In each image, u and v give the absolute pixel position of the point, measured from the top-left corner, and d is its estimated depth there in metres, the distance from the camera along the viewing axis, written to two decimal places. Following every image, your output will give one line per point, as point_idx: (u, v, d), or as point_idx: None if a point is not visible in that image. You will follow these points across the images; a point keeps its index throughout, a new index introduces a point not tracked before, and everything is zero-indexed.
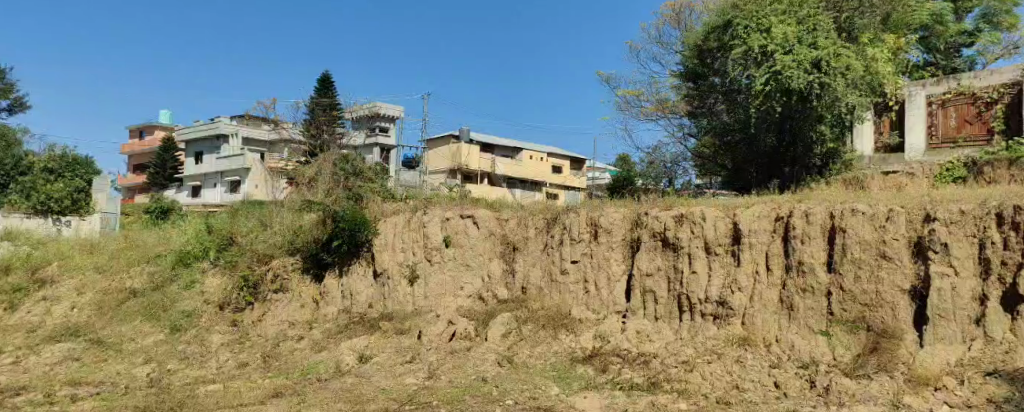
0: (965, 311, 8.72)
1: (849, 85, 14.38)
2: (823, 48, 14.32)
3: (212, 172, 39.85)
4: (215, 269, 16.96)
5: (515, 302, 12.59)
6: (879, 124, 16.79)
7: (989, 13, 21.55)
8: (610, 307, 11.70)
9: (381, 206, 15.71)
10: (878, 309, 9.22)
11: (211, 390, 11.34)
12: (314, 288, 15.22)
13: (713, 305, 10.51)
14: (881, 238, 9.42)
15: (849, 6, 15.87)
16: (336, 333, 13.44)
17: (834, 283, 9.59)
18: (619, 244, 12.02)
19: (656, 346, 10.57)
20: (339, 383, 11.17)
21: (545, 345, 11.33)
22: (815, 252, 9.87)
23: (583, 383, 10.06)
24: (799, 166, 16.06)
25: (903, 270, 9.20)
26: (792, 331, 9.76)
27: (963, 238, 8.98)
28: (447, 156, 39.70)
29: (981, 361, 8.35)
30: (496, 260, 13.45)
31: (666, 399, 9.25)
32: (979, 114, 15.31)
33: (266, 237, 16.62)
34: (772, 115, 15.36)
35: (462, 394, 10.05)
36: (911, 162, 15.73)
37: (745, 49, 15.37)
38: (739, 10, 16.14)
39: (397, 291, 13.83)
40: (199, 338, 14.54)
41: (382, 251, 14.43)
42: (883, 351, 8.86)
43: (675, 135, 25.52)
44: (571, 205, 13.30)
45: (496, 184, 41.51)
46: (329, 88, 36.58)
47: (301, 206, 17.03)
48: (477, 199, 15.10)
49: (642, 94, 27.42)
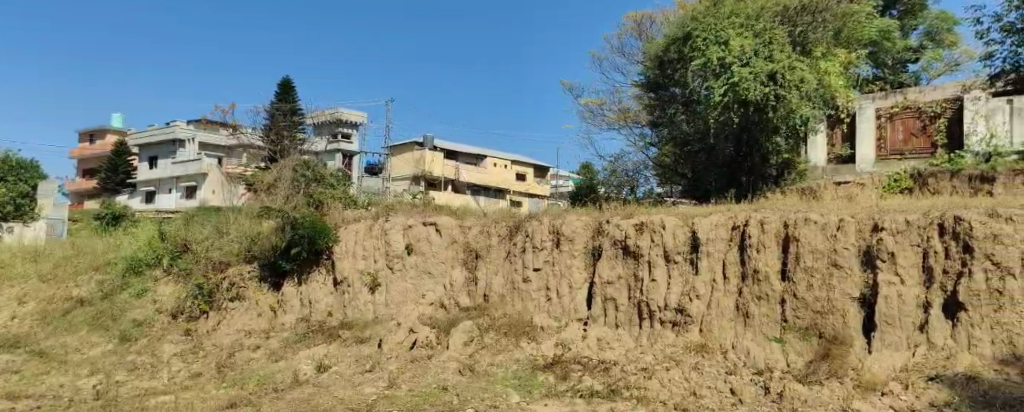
0: (910, 318, 8.97)
1: (803, 97, 14.79)
2: (778, 61, 14.77)
3: (167, 177, 39.03)
4: (168, 277, 16.68)
5: (476, 310, 12.59)
6: (832, 136, 17.05)
7: (932, 31, 22.38)
8: (571, 314, 11.79)
9: (342, 213, 15.63)
10: (828, 315, 9.46)
11: (162, 401, 11.13)
12: (271, 296, 14.94)
13: (672, 312, 10.70)
14: (833, 247, 9.71)
15: (802, 22, 16.33)
16: (295, 342, 13.30)
17: (788, 291, 9.87)
18: (580, 252, 12.16)
19: (616, 353, 10.71)
20: (297, 393, 11.05)
21: (506, 353, 11.37)
22: (769, 260, 10.16)
23: (543, 391, 10.13)
24: (756, 175, 16.49)
25: (852, 278, 9.50)
26: (747, 337, 9.98)
27: (908, 248, 9.26)
28: (411, 162, 39.35)
29: (924, 366, 8.58)
30: (458, 267, 13.41)
31: (624, 406, 9.38)
32: (924, 127, 15.84)
33: (222, 244, 16.39)
34: (730, 125, 15.58)
35: (423, 402, 10.05)
36: (860, 173, 16.10)
37: (703, 62, 15.71)
38: (698, 23, 16.57)
39: (358, 299, 13.79)
40: (150, 348, 14.22)
41: (343, 258, 14.36)
42: (834, 357, 9.09)
43: (637, 144, 25.84)
44: (534, 213, 13.42)
45: (460, 191, 41.39)
46: (290, 93, 36.11)
47: (259, 212, 16.84)
48: (439, 206, 15.11)
49: (604, 103, 27.68)
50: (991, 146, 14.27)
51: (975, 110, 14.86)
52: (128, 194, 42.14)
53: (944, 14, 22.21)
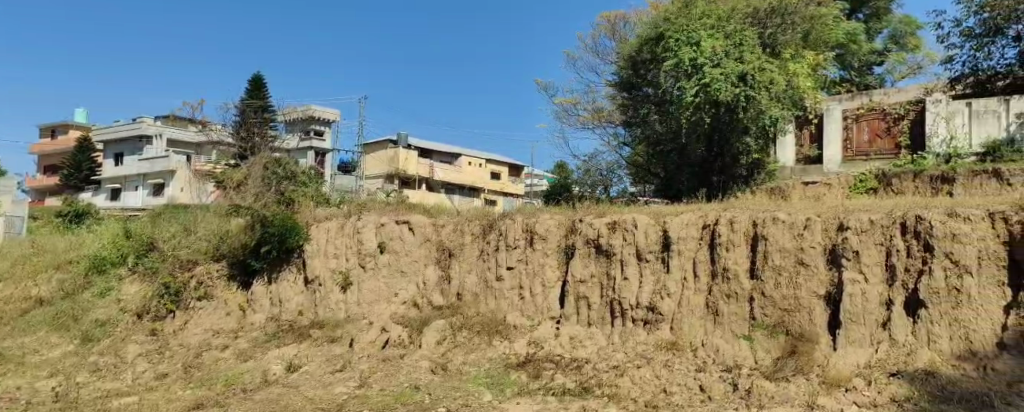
0: (873, 315, 9.15)
1: (772, 98, 15.16)
2: (748, 62, 15.03)
3: (134, 174, 38.40)
4: (133, 276, 16.38)
5: (449, 308, 12.57)
6: (801, 136, 17.20)
7: (896, 35, 22.93)
8: (544, 313, 11.84)
9: (313, 211, 15.52)
10: (796, 313, 9.66)
11: (125, 403, 10.95)
12: (240, 296, 14.80)
13: (643, 311, 10.80)
14: (799, 246, 9.91)
15: (771, 24, 16.54)
16: (264, 342, 13.18)
17: (756, 289, 10.04)
18: (553, 251, 12.22)
19: (589, 351, 10.78)
20: (265, 393, 10.97)
21: (479, 352, 11.38)
22: (738, 259, 10.32)
23: (515, 390, 10.15)
24: (726, 175, 16.77)
25: (818, 276, 9.70)
26: (716, 335, 10.12)
27: (872, 246, 9.44)
28: (385, 160, 39.15)
29: (887, 362, 8.74)
30: (432, 266, 13.39)
31: (596, 403, 9.45)
32: (889, 128, 16.05)
33: (190, 242, 16.19)
34: (701, 126, 15.74)
35: (394, 402, 10.03)
36: (828, 174, 16.23)
37: (675, 62, 15.85)
38: (670, 23, 16.72)
39: (329, 298, 13.70)
40: (114, 348, 13.99)
41: (314, 257, 14.27)
42: (801, 354, 9.26)
43: (610, 144, 25.99)
44: (507, 212, 13.45)
45: (434, 190, 41.28)
46: (262, 90, 35.70)
47: (228, 211, 16.66)
48: (412, 205, 15.06)
49: (578, 102, 27.81)
50: (951, 147, 14.76)
51: (937, 112, 15.14)
52: (92, 192, 41.35)
53: (907, 19, 22.79)
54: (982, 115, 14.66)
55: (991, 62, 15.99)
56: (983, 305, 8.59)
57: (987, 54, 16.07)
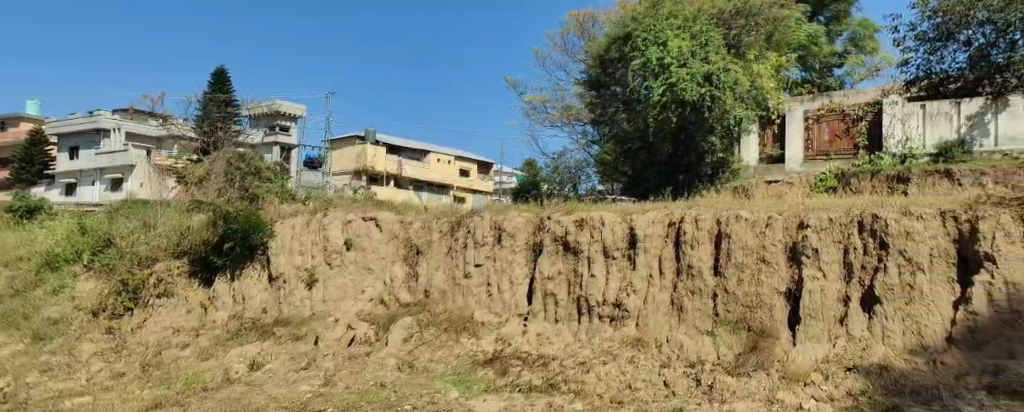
0: (831, 311, 9.37)
1: (737, 98, 15.41)
2: (714, 63, 15.26)
3: (90, 168, 37.50)
4: (89, 273, 16.02)
5: (416, 306, 12.54)
6: (764, 136, 17.40)
7: (855, 37, 23.43)
8: (512, 310, 11.87)
9: (278, 208, 15.35)
10: (757, 309, 9.85)
11: (80, 403, 10.72)
12: (202, 293, 14.58)
13: (610, 308, 10.91)
14: (761, 244, 10.10)
15: (736, 25, 16.92)
16: (226, 340, 13.02)
17: (720, 286, 10.20)
18: (521, 248, 12.27)
19: (555, 347, 10.86)
20: (227, 392, 10.84)
21: (446, 349, 11.36)
22: (702, 256, 10.48)
23: (482, 386, 10.17)
24: (692, 174, 16.98)
25: (779, 273, 9.90)
26: (681, 331, 10.26)
27: (831, 244, 9.65)
28: (352, 157, 38.88)
29: (843, 357, 8.94)
30: (399, 263, 13.33)
31: (563, 399, 9.52)
32: (848, 129, 16.33)
33: (149, 239, 15.70)
34: (668, 125, 15.96)
35: (359, 400, 9.95)
36: (791, 173, 16.51)
37: (643, 62, 16.05)
38: (638, 23, 16.96)
39: (294, 295, 13.57)
40: (67, 347, 13.61)
41: (278, 253, 14.12)
42: (762, 349, 9.44)
43: (579, 142, 26.15)
44: (475, 209, 13.46)
45: (403, 186, 41.07)
46: (227, 84, 35.15)
47: (189, 207, 16.40)
48: (380, 201, 14.98)
49: (548, 100, 27.90)
50: (907, 148, 15.11)
51: (893, 113, 15.47)
52: (46, 186, 40.16)
53: (865, 22, 23.37)
54: (935, 117, 15.10)
55: (943, 65, 16.45)
56: (934, 302, 8.84)
57: (940, 57, 16.55)
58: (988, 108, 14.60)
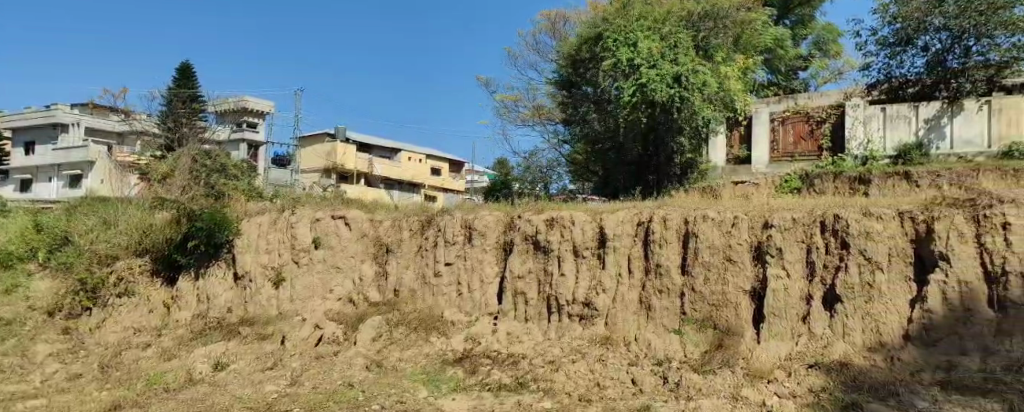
0: (794, 310, 9.54)
1: (705, 99, 15.57)
2: (683, 64, 15.39)
3: (47, 164, 36.57)
4: (45, 272, 15.66)
5: (386, 304, 12.48)
6: (731, 138, 17.62)
7: (820, 41, 23.82)
8: (482, 309, 11.88)
9: (245, 206, 15.14)
10: (723, 308, 10.00)
11: (36, 406, 10.47)
12: (164, 292, 14.37)
13: (579, 306, 10.97)
14: (727, 243, 10.23)
15: (705, 28, 17.06)
16: (190, 340, 12.82)
17: (687, 285, 10.31)
18: (492, 247, 12.27)
19: (525, 346, 10.88)
20: (190, 393, 10.69)
21: (416, 348, 11.31)
22: (670, 256, 10.58)
23: (451, 386, 10.15)
24: (661, 174, 17.08)
25: (744, 272, 10.05)
26: (649, 330, 10.37)
27: (794, 244, 9.82)
28: (322, 155, 38.43)
29: (806, 354, 9.10)
30: (368, 262, 13.27)
31: (531, 398, 9.55)
32: (812, 131, 16.60)
33: (109, 237, 15.35)
34: (639, 125, 16.11)
35: (326, 400, 9.87)
36: (758, 174, 16.70)
37: (614, 62, 16.13)
38: (610, 24, 17.06)
39: (260, 294, 13.41)
40: (20, 348, 13.08)
41: (244, 252, 13.93)
42: (727, 347, 9.58)
43: (551, 141, 26.25)
44: (445, 208, 13.41)
45: (373, 185, 40.78)
46: (192, 80, 34.54)
47: (153, 205, 16.05)
48: (349, 200, 14.86)
49: (519, 99, 27.92)
50: (868, 149, 15.47)
51: (855, 116, 15.75)
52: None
53: (829, 27, 23.80)
54: (894, 120, 15.43)
55: (902, 69, 16.81)
56: (893, 300, 9.04)
57: (900, 61, 16.90)
58: (944, 113, 14.98)
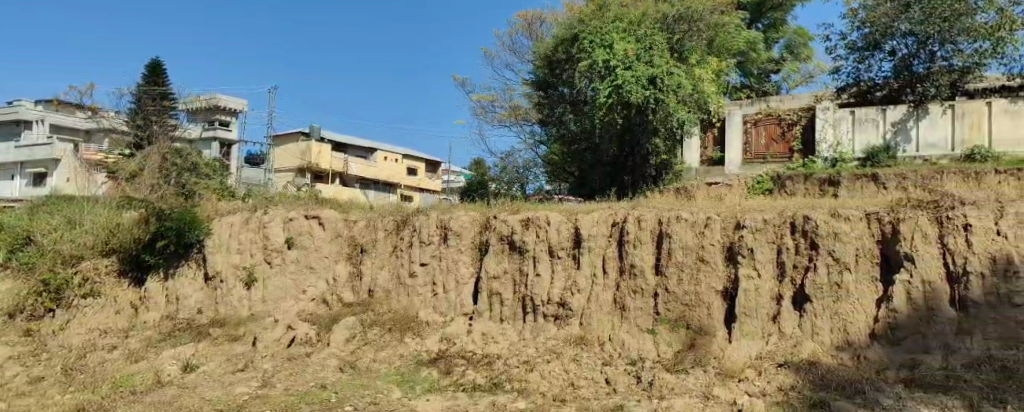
0: (765, 309, 9.65)
1: (679, 101, 15.68)
2: (658, 66, 15.48)
3: (10, 162, 35.76)
4: (8, 272, 15.29)
5: (360, 305, 12.39)
6: (705, 139, 17.76)
7: (792, 44, 24.10)
8: (457, 309, 11.84)
9: (216, 205, 14.93)
10: (695, 308, 10.09)
11: None
12: (132, 292, 14.13)
13: (555, 306, 10.97)
14: (700, 244, 10.31)
15: (679, 29, 17.17)
16: (159, 342, 12.60)
17: (660, 285, 10.38)
18: (467, 248, 12.25)
19: (500, 346, 10.85)
20: (158, 396, 10.51)
21: (390, 349, 11.24)
22: (645, 256, 10.64)
23: (425, 387, 10.11)
24: (637, 175, 17.09)
25: (716, 273, 10.14)
26: (623, 329, 10.41)
27: (765, 244, 9.94)
28: (296, 155, 38.06)
29: (776, 353, 9.20)
30: (342, 262, 13.20)
31: (505, 399, 9.54)
32: (783, 134, 16.83)
33: (75, 236, 15.07)
34: (614, 126, 16.17)
35: (298, 402, 9.78)
36: (730, 175, 16.87)
37: (590, 63, 16.19)
38: (586, 25, 17.11)
39: (231, 294, 13.22)
40: None
41: (215, 252, 13.72)
42: (699, 347, 9.67)
43: (527, 142, 26.25)
44: (421, 208, 13.36)
45: (349, 185, 40.49)
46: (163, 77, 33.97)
47: (121, 205, 15.81)
48: (323, 200, 14.75)
49: (496, 99, 27.93)
50: (837, 152, 15.70)
51: (825, 119, 15.98)
52: None
53: (801, 30, 24.08)
54: (863, 122, 15.67)
55: (871, 73, 17.08)
56: (860, 300, 9.19)
57: (868, 66, 17.16)
58: (911, 116, 15.28)
